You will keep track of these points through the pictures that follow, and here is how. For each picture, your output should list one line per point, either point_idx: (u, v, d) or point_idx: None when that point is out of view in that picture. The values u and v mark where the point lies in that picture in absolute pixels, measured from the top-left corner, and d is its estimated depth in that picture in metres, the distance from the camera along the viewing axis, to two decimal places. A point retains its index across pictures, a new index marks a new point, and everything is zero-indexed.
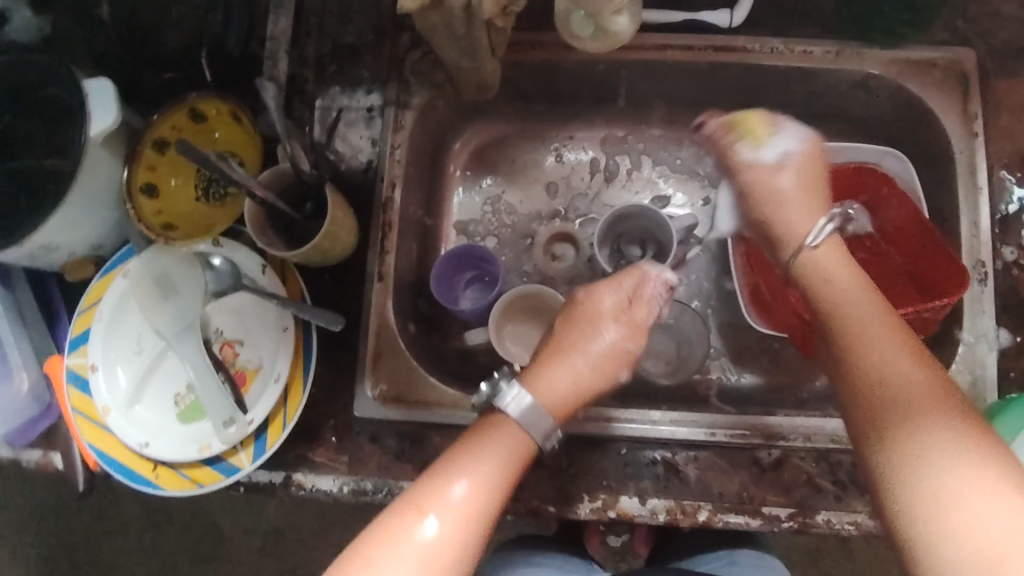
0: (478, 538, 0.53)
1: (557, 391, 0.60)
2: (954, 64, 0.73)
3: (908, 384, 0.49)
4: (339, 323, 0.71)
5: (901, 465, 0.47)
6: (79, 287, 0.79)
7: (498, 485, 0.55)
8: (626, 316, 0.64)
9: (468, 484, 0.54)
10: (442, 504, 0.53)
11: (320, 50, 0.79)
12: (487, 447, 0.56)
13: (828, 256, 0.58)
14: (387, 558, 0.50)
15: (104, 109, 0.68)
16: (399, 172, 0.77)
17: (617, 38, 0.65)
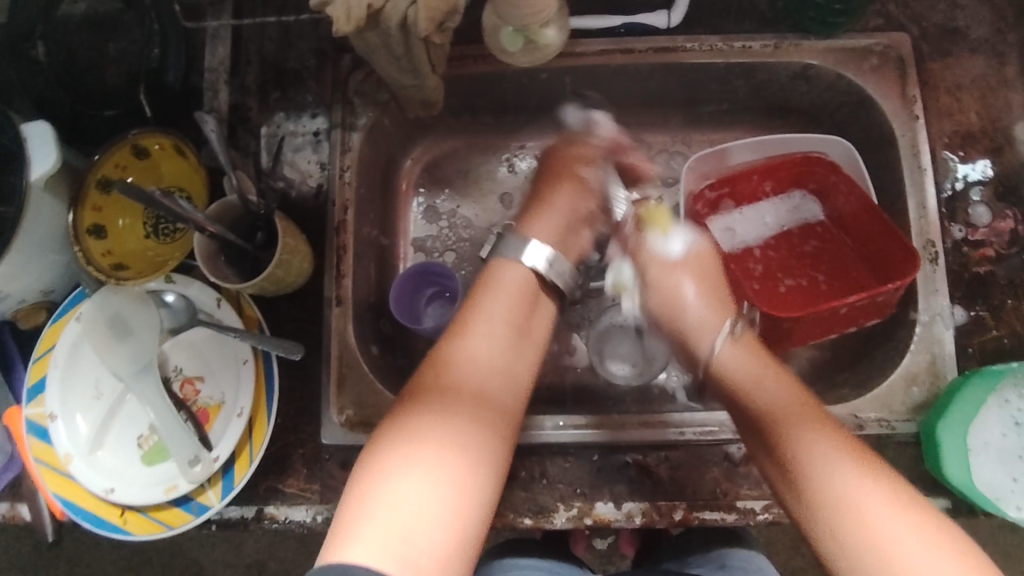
0: (505, 383, 0.58)
1: (544, 222, 0.71)
2: (889, 50, 0.74)
3: (779, 409, 0.58)
4: (299, 352, 0.70)
5: (811, 491, 0.53)
6: (34, 335, 0.78)
7: (513, 318, 0.62)
8: (580, 192, 0.74)
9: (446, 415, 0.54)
10: (421, 434, 0.52)
11: (261, 77, 0.79)
12: (493, 287, 0.64)
13: (732, 355, 0.64)
14: (434, 411, 0.54)
15: (44, 151, 0.67)
16: (350, 195, 0.76)
17: (548, 50, 0.66)
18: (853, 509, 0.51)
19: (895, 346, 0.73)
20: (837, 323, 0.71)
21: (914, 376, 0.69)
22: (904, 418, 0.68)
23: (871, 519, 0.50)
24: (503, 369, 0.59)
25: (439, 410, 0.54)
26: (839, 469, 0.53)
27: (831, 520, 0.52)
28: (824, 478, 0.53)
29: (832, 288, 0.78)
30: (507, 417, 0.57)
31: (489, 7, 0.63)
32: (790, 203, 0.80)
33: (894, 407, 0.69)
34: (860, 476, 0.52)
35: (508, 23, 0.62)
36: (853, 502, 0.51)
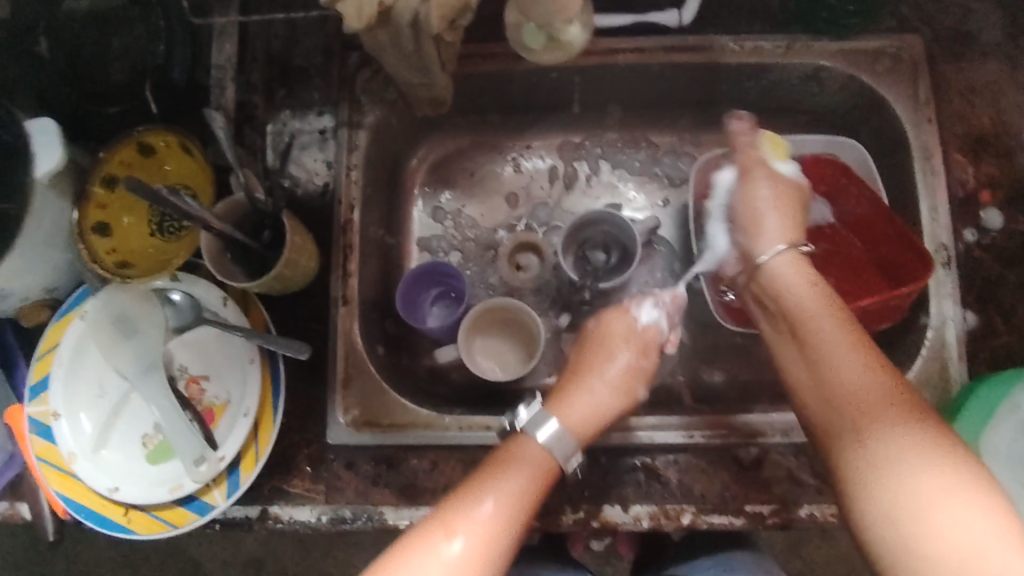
0: (496, 565, 0.55)
1: (579, 414, 0.67)
2: (901, 51, 0.74)
3: (862, 395, 0.52)
4: (306, 351, 0.69)
5: (874, 473, 0.48)
6: (37, 331, 0.77)
7: (525, 494, 0.59)
8: (636, 337, 0.74)
9: (464, 541, 0.55)
10: (438, 555, 0.54)
11: (267, 74, 0.78)
12: (518, 456, 0.62)
13: (789, 270, 0.64)
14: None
15: (49, 147, 0.66)
16: (356, 193, 0.76)
17: (572, 47, 0.65)
18: (933, 506, 0.45)
19: (904, 350, 0.73)
20: None
21: (925, 382, 0.69)
22: None
23: (947, 516, 0.44)
24: (496, 547, 0.56)
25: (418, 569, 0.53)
26: (929, 463, 0.46)
27: (899, 509, 0.46)
28: (898, 463, 0.47)
29: (841, 291, 0.76)
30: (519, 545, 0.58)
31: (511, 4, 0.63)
32: None
33: None
34: (941, 462, 0.46)
35: (531, 19, 0.62)
36: (929, 492, 0.45)
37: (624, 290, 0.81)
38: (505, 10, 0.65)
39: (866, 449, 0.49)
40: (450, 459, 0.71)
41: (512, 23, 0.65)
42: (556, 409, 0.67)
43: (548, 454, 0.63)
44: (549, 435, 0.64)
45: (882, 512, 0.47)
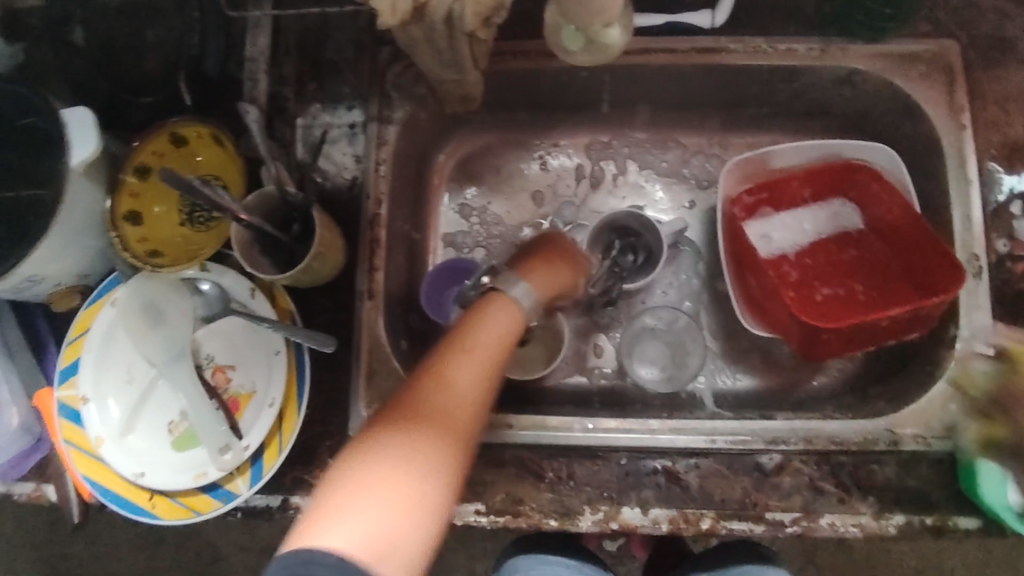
0: (444, 446, 0.50)
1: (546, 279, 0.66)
2: (937, 57, 0.73)
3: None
4: (332, 345, 0.70)
5: None
6: (66, 317, 0.78)
7: (496, 360, 0.58)
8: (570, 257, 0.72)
9: (400, 437, 0.49)
10: (378, 459, 0.48)
11: (299, 68, 0.79)
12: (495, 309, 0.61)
13: None
14: (367, 481, 0.46)
15: (84, 136, 0.67)
16: (384, 188, 0.76)
17: (610, 51, 0.65)
18: None
19: (932, 360, 0.72)
20: (874, 335, 0.71)
21: (951, 392, 0.70)
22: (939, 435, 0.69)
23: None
24: (459, 421, 0.53)
25: (387, 465, 0.47)
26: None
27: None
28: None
29: (870, 298, 0.76)
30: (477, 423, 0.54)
31: (551, 5, 0.63)
32: (829, 210, 0.79)
33: (930, 424, 0.70)
34: None
35: (571, 22, 0.61)
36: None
37: (647, 292, 0.83)
38: (546, 9, 0.65)
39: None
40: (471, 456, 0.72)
41: (551, 23, 0.65)
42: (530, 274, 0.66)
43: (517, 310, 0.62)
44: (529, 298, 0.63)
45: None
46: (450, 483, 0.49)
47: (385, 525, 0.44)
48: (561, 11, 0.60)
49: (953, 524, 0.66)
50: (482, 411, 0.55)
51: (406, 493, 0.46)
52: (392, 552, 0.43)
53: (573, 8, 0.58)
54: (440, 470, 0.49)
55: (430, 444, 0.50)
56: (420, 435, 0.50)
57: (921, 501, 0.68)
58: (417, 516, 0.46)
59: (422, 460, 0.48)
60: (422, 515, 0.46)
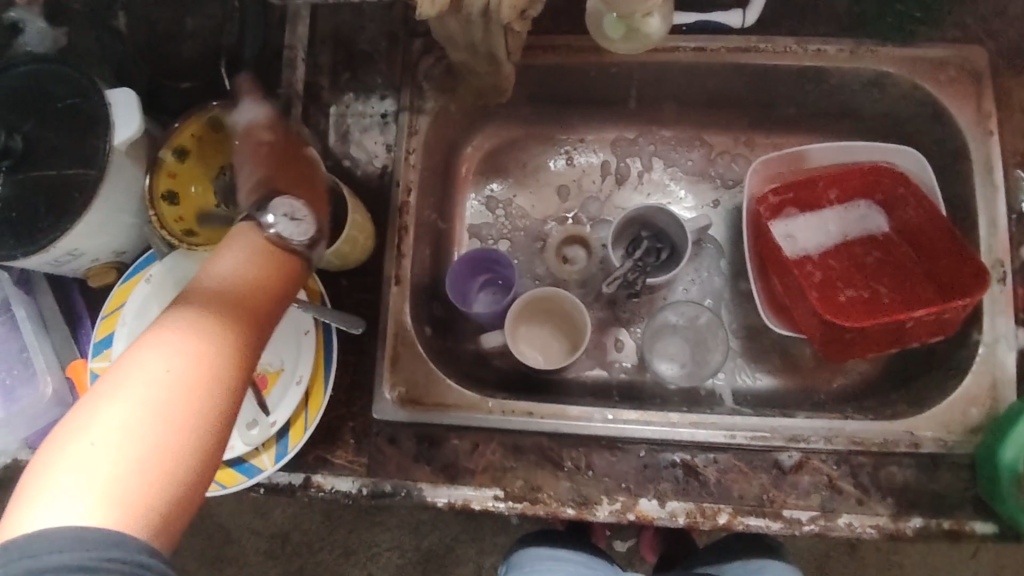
0: (235, 349, 0.47)
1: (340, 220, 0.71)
2: (966, 62, 0.73)
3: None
4: (358, 327, 0.71)
5: None
6: (101, 293, 0.80)
7: (255, 278, 0.51)
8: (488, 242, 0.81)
9: (163, 347, 0.45)
10: (126, 371, 0.43)
11: (334, 58, 0.81)
12: (227, 247, 0.52)
13: None
14: (121, 383, 0.43)
15: (127, 117, 0.70)
16: (414, 177, 0.78)
17: (649, 39, 0.67)
18: None
19: (954, 365, 0.73)
20: (897, 337, 0.71)
21: (972, 397, 0.70)
22: (959, 437, 0.69)
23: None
24: (239, 318, 0.49)
25: (170, 354, 0.44)
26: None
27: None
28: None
29: (894, 301, 0.76)
30: (255, 325, 0.50)
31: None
32: (855, 212, 0.80)
33: (952, 428, 0.70)
34: None
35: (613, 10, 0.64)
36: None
37: (670, 287, 0.84)
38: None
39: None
40: (491, 442, 0.73)
41: (594, 11, 0.67)
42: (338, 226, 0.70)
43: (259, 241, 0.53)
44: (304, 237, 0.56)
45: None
46: (237, 365, 0.47)
47: (173, 412, 0.43)
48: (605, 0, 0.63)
49: (971, 528, 0.67)
50: (265, 308, 0.51)
51: (187, 391, 0.44)
52: (169, 462, 0.42)
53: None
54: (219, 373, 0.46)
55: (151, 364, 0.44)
56: (176, 329, 0.46)
57: (938, 504, 0.68)
58: (206, 389, 0.45)
59: (193, 356, 0.45)
60: (208, 405, 0.45)
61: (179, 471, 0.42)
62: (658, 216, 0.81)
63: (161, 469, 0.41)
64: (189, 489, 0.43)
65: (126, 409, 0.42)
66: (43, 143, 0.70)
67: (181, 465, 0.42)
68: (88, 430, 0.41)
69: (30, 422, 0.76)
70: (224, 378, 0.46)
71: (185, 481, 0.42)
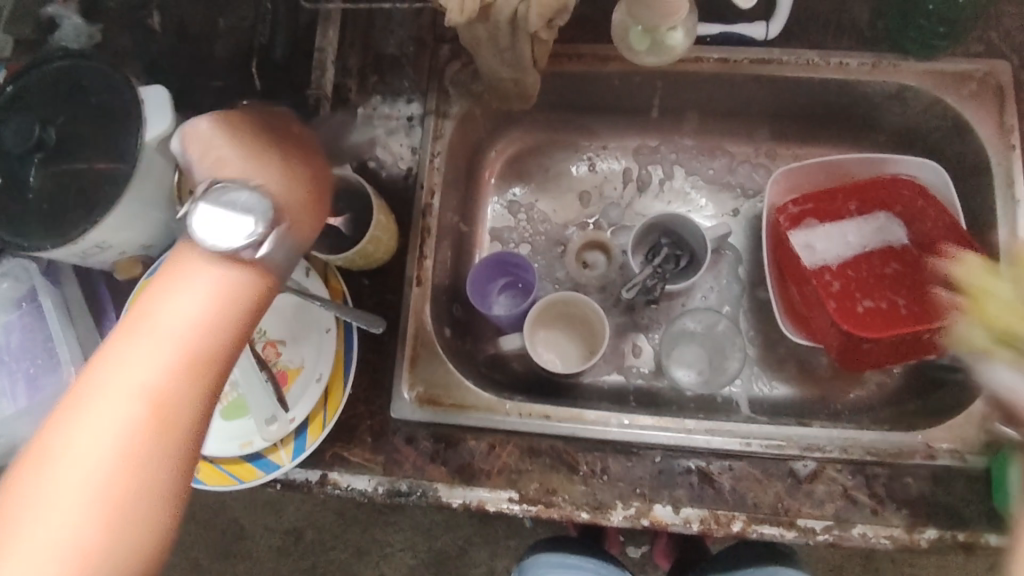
0: (162, 425, 0.44)
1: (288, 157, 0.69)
2: (989, 77, 0.74)
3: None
4: (379, 326, 0.73)
5: None
6: (127, 286, 0.81)
7: (217, 316, 0.47)
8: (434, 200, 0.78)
9: (80, 431, 0.42)
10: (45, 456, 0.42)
11: (363, 60, 0.82)
12: (186, 277, 0.47)
13: None
14: (37, 478, 0.41)
15: (160, 114, 0.71)
16: (438, 179, 0.79)
17: (674, 52, 0.68)
18: None
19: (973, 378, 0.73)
20: (914, 348, 0.71)
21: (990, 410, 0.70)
22: (975, 451, 0.69)
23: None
24: (160, 406, 0.44)
25: (81, 440, 0.42)
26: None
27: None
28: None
29: (911, 312, 0.77)
30: (192, 385, 0.45)
31: (622, 4, 0.66)
32: (874, 223, 0.80)
33: (966, 441, 0.70)
34: None
35: (638, 21, 0.65)
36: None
37: (688, 294, 0.85)
38: (617, 10, 0.68)
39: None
40: (507, 444, 0.73)
41: (619, 23, 0.68)
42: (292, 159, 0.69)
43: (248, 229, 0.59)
44: None
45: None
46: (166, 437, 0.44)
47: (92, 501, 0.41)
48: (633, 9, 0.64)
49: (986, 541, 0.66)
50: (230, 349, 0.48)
51: (124, 460, 0.42)
52: (89, 558, 0.41)
53: (641, 8, 0.63)
54: (163, 436, 0.44)
55: (89, 433, 0.42)
56: (83, 429, 0.42)
57: (955, 518, 0.68)
58: (130, 471, 0.43)
59: (109, 440, 0.42)
60: (133, 491, 0.43)
61: (103, 564, 0.41)
62: (673, 223, 0.82)
63: (82, 560, 0.41)
64: (126, 570, 0.42)
65: (63, 480, 0.41)
66: (75, 138, 0.71)
67: (108, 557, 0.42)
68: (11, 524, 0.40)
69: (53, 412, 0.77)
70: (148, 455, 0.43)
71: (115, 572, 0.42)
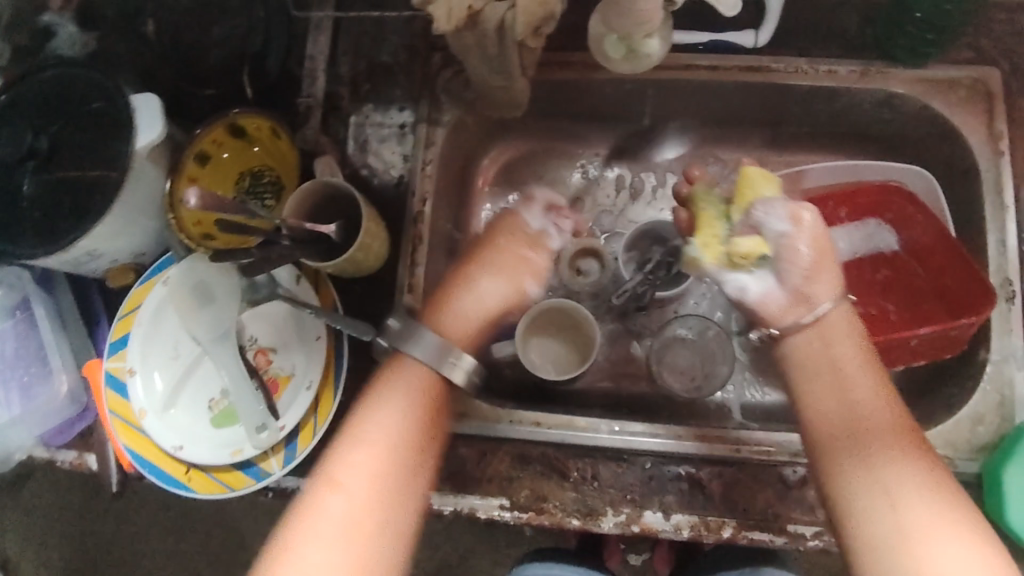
0: (389, 496, 0.63)
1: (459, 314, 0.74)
2: (978, 84, 0.74)
3: (887, 424, 0.59)
4: (370, 333, 0.71)
5: (864, 504, 0.56)
6: (119, 294, 0.81)
7: (400, 432, 0.65)
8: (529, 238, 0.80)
9: (339, 497, 0.61)
10: (319, 510, 0.60)
11: (354, 68, 0.82)
12: (384, 406, 0.66)
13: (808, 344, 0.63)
14: (311, 540, 0.58)
15: (151, 121, 0.71)
16: (430, 187, 0.79)
17: (649, 60, 0.69)
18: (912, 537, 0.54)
19: (964, 383, 0.73)
20: (906, 355, 0.72)
21: (982, 415, 0.69)
22: (966, 456, 0.68)
23: (930, 550, 0.53)
24: (391, 463, 0.64)
25: (361, 495, 0.61)
26: (941, 530, 0.53)
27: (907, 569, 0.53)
28: (894, 495, 0.55)
29: (902, 318, 0.78)
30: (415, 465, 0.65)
31: (597, 14, 0.68)
32: (864, 229, 0.79)
33: (958, 445, 0.69)
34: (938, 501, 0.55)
35: (613, 30, 0.67)
36: (919, 528, 0.54)
37: (681, 300, 0.85)
38: (592, 21, 0.70)
39: (862, 471, 0.57)
40: (498, 451, 0.73)
41: (596, 34, 0.70)
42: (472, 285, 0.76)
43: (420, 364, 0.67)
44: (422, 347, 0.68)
45: (852, 524, 0.56)
46: (394, 508, 0.62)
47: (345, 548, 0.59)
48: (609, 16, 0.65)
49: None
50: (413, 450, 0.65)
51: (353, 533, 0.60)
52: None
53: (617, 17, 0.64)
54: (367, 534, 0.60)
55: (325, 508, 0.60)
56: (338, 499, 0.61)
57: None
58: (371, 539, 0.60)
59: (364, 503, 0.61)
60: (374, 549, 0.60)
61: None
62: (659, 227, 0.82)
63: None
64: None
65: (311, 555, 0.58)
66: (66, 146, 0.71)
67: None
68: (304, 560, 0.57)
69: (43, 420, 0.78)
70: (387, 526, 0.62)
71: None
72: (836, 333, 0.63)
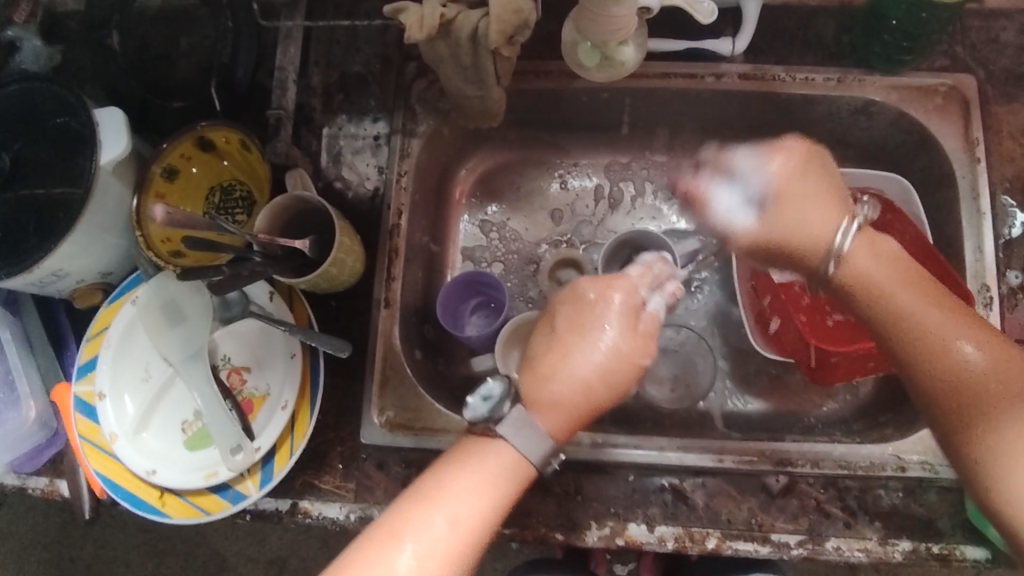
0: (479, 535, 0.53)
1: (559, 406, 0.56)
2: (954, 90, 0.74)
3: (1002, 389, 0.49)
4: (346, 350, 0.70)
5: (1000, 470, 0.47)
6: (87, 314, 0.79)
7: (487, 512, 0.53)
8: (637, 327, 0.57)
9: (415, 545, 0.51)
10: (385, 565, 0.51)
11: (327, 79, 0.81)
12: (469, 480, 0.54)
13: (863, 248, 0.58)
14: None
15: (116, 138, 0.69)
16: (405, 200, 0.77)
17: (624, 67, 0.69)
18: None
19: None
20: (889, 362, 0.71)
21: None
22: (945, 461, 0.69)
23: None
24: (475, 519, 0.53)
25: (424, 534, 0.52)
26: None
27: None
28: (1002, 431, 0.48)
29: None
30: (502, 507, 0.54)
31: (570, 22, 0.67)
32: None
33: (936, 450, 0.69)
34: None
35: (587, 38, 0.66)
36: None
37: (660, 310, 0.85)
38: (565, 28, 0.69)
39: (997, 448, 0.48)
40: None
41: (569, 41, 0.69)
42: (531, 385, 0.57)
43: (516, 453, 0.55)
44: (514, 428, 0.55)
45: (1011, 517, 0.46)
46: (473, 549, 0.53)
47: None
48: (582, 26, 0.65)
49: (960, 552, 0.67)
50: (486, 536, 0.54)
51: None
52: None
53: (590, 23, 0.63)
54: None
55: (405, 557, 0.51)
56: (437, 528, 0.52)
57: (927, 528, 0.68)
58: None
59: (444, 548, 0.52)
60: None
61: None
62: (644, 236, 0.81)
63: None
64: None
65: None
66: (28, 163, 0.69)
67: None
68: None
69: (12, 446, 0.74)
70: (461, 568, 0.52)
71: None
72: (885, 277, 0.56)
